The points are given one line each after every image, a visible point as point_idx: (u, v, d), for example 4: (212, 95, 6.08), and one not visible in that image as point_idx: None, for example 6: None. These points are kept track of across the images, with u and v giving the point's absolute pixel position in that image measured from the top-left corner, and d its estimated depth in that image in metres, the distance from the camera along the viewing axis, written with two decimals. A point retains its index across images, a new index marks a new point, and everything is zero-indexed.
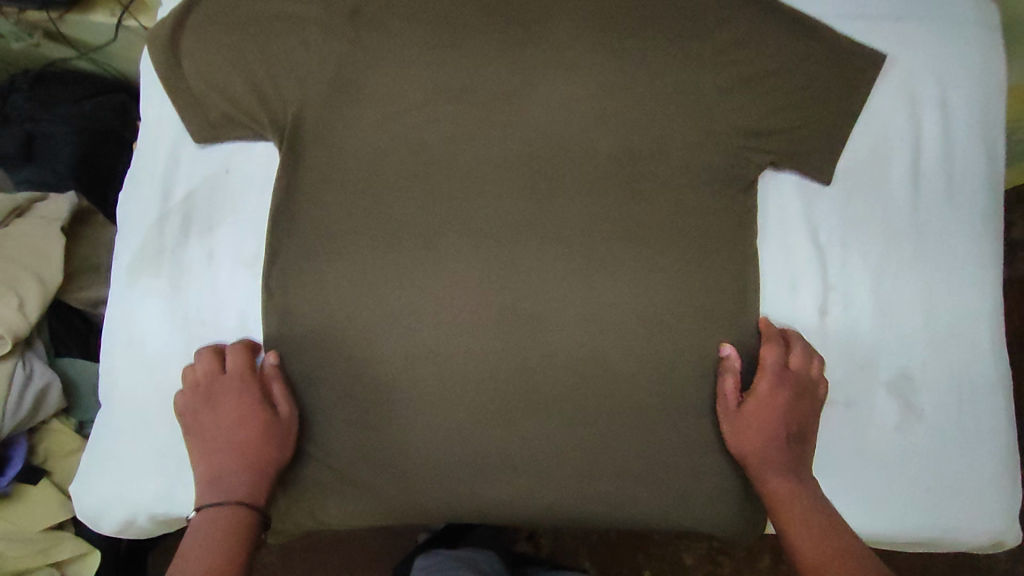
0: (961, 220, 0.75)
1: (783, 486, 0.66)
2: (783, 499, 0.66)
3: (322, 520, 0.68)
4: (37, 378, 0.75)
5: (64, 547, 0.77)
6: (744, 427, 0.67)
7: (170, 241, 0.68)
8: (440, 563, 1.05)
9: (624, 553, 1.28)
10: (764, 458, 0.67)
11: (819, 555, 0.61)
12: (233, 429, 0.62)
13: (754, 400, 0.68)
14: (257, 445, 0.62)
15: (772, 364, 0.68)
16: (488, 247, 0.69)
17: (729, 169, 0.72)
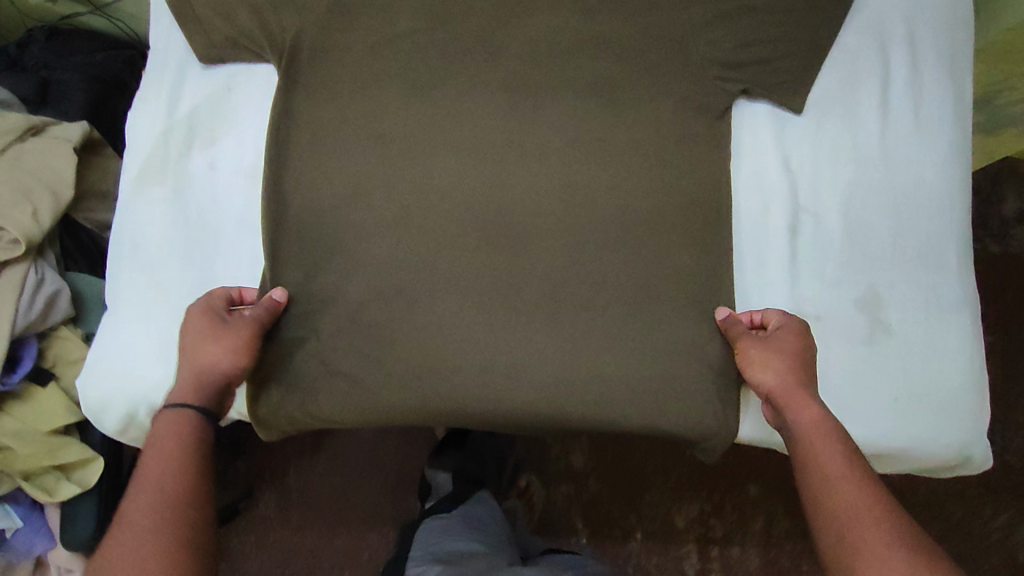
0: (934, 146, 0.77)
1: (811, 421, 0.65)
2: (811, 433, 0.64)
3: (313, 416, 0.72)
4: (49, 281, 0.74)
5: (70, 451, 0.76)
6: (777, 363, 0.68)
7: (175, 153, 0.74)
8: (447, 527, 1.08)
9: (616, 514, 1.28)
10: (790, 393, 0.67)
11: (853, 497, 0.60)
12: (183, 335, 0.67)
13: (786, 340, 0.69)
14: (195, 343, 0.65)
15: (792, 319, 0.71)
16: (475, 168, 0.74)
17: (706, 96, 0.75)
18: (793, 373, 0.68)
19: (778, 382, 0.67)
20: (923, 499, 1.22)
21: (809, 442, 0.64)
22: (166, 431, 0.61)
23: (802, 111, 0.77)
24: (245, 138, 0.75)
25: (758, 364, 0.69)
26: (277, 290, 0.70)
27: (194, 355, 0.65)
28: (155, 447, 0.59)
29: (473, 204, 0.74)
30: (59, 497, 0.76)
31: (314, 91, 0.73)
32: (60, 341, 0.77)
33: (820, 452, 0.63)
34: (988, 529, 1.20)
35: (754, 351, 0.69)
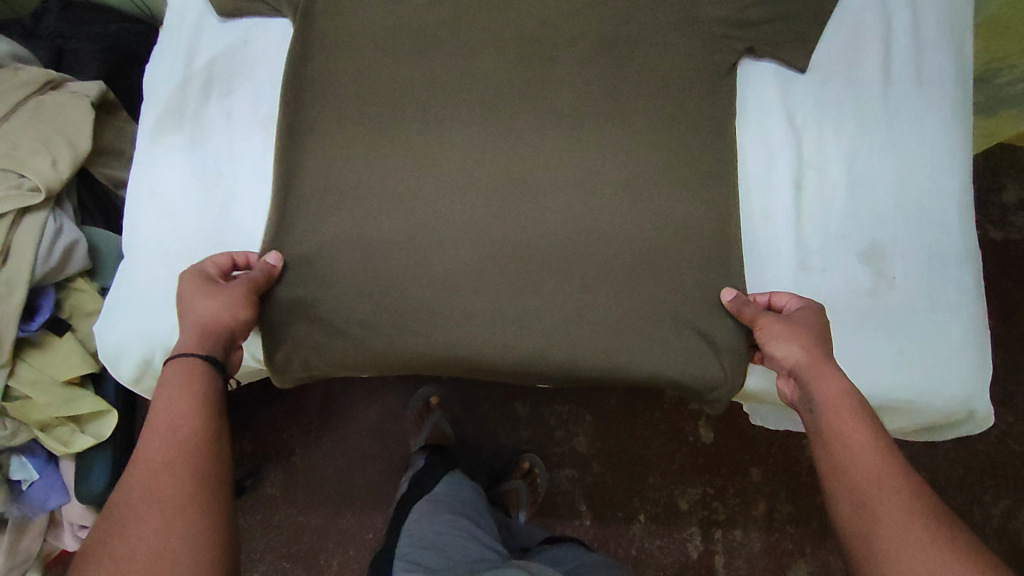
0: (934, 106, 0.78)
1: (838, 397, 0.62)
2: (838, 408, 0.61)
3: (321, 363, 0.74)
4: (67, 231, 0.78)
5: (84, 404, 0.79)
6: (798, 337, 0.65)
7: (193, 101, 0.77)
8: (433, 511, 1.00)
9: (619, 495, 1.27)
10: (818, 367, 0.63)
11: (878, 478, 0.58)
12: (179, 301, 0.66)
13: (808, 317, 0.67)
14: (192, 300, 0.65)
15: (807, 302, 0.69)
16: (484, 128, 0.76)
17: (710, 55, 0.77)
18: (817, 346, 0.65)
19: (802, 356, 0.64)
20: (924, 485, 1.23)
21: (837, 414, 0.61)
22: (174, 384, 0.60)
23: (806, 70, 0.79)
24: (259, 88, 0.78)
25: (781, 337, 0.66)
26: (272, 254, 0.72)
27: (192, 309, 0.64)
28: (162, 405, 0.58)
29: (483, 164, 0.75)
30: (75, 448, 0.80)
31: (331, 51, 0.77)
32: (76, 293, 0.81)
33: (850, 425, 0.60)
34: (988, 515, 1.22)
35: (774, 325, 0.66)
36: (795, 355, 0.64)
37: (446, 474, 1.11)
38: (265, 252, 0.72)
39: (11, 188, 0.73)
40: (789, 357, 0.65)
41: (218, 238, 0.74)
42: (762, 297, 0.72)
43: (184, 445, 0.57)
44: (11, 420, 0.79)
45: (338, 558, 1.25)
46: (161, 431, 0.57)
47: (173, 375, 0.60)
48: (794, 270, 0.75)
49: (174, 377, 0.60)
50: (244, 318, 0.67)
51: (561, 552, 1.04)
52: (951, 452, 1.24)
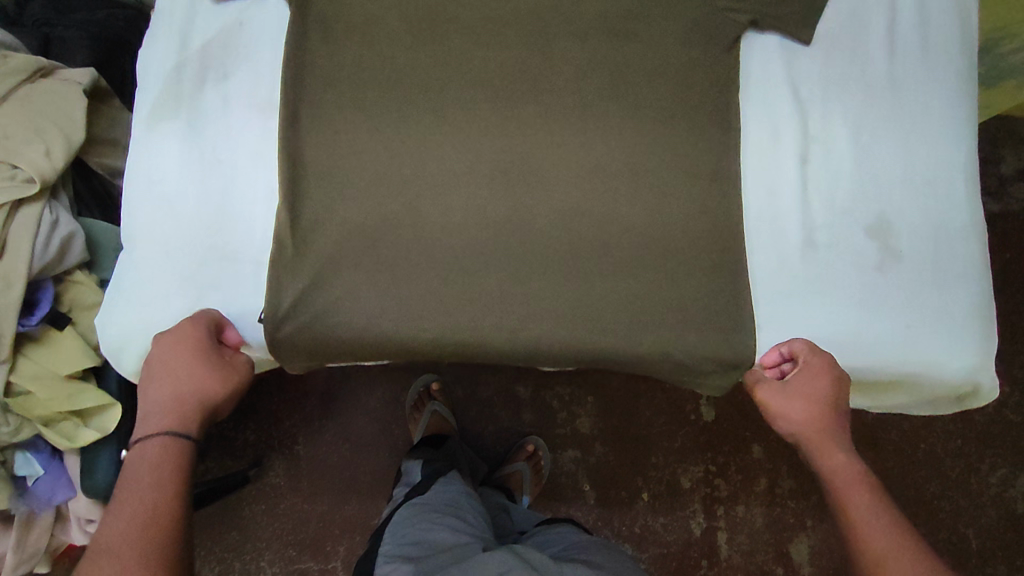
0: (936, 78, 0.77)
1: (843, 465, 0.68)
2: (842, 477, 0.68)
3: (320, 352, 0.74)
4: (63, 223, 0.76)
5: (86, 399, 0.77)
6: (806, 408, 0.69)
7: (188, 87, 0.75)
8: (415, 514, 0.96)
9: (623, 474, 1.28)
10: (820, 439, 0.70)
11: (881, 545, 0.62)
12: (156, 365, 0.66)
13: (808, 384, 0.69)
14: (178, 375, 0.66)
15: (815, 360, 0.69)
16: (488, 105, 0.75)
17: (714, 29, 0.76)
18: (819, 419, 0.69)
19: (807, 428, 0.70)
20: (923, 456, 1.24)
21: (841, 486, 0.67)
22: (149, 462, 0.63)
23: (811, 42, 0.77)
24: (254, 72, 0.76)
25: (782, 412, 0.71)
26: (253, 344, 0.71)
27: (177, 381, 0.66)
28: (131, 485, 0.61)
29: (488, 143, 0.74)
30: (80, 442, 0.77)
31: (327, 30, 0.75)
32: (74, 286, 0.79)
33: (853, 495, 0.66)
34: (986, 483, 1.23)
35: (776, 402, 0.71)
36: (801, 428, 0.70)
37: (438, 475, 1.07)
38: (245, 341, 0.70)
39: (4, 180, 0.72)
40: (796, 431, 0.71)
41: (219, 227, 0.72)
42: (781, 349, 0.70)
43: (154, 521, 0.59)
44: (15, 416, 0.77)
45: (345, 545, 1.26)
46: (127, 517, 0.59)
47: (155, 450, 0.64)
48: (801, 246, 0.74)
49: (152, 459, 0.63)
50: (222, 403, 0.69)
51: (548, 536, 1.04)
52: (950, 423, 1.25)
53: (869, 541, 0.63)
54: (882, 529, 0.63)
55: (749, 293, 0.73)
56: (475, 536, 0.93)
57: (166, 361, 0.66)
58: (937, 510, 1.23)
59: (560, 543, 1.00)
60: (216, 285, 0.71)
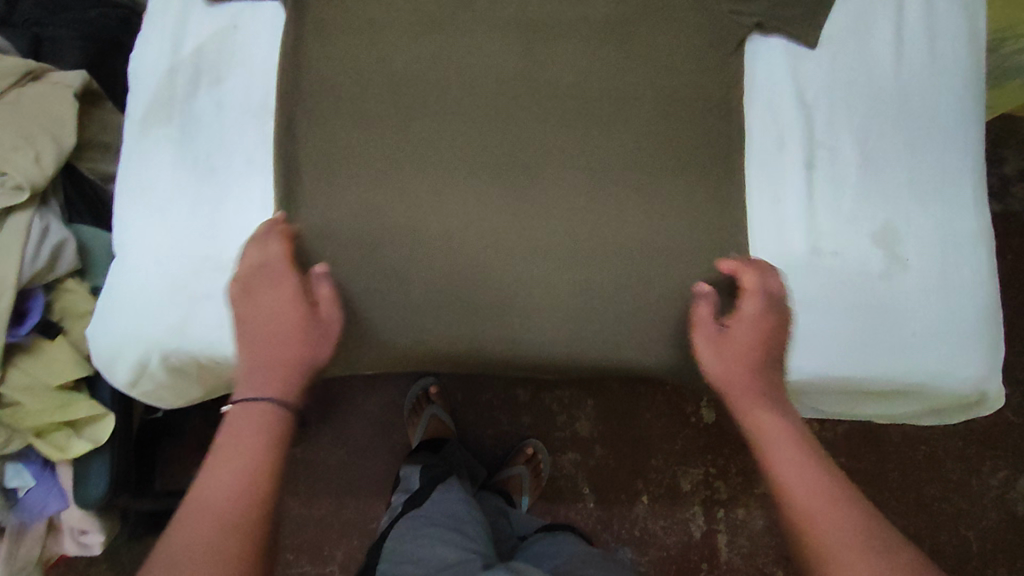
0: (943, 82, 0.76)
1: (768, 419, 0.68)
2: (766, 429, 0.67)
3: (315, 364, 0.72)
4: (54, 231, 0.75)
5: (80, 408, 0.75)
6: (734, 355, 0.70)
7: (181, 91, 0.73)
8: (414, 527, 0.95)
9: (623, 477, 1.27)
10: (743, 388, 0.70)
11: (803, 493, 0.63)
12: (242, 303, 0.66)
13: (743, 323, 0.69)
14: (264, 320, 0.67)
15: (758, 289, 0.68)
16: (488, 109, 0.73)
17: (719, 32, 0.75)
18: (746, 362, 0.69)
19: (733, 376, 0.70)
20: (924, 459, 1.23)
21: (765, 435, 0.67)
22: (245, 429, 0.63)
23: (816, 45, 0.76)
24: (249, 75, 0.74)
25: (712, 358, 0.71)
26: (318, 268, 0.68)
27: (266, 330, 0.67)
28: (225, 449, 0.62)
29: (488, 148, 0.73)
30: (73, 454, 0.76)
31: (323, 33, 0.73)
32: (64, 294, 0.78)
33: (778, 442, 0.67)
34: (987, 485, 1.22)
35: (708, 346, 0.70)
36: (727, 377, 0.70)
37: (438, 482, 1.05)
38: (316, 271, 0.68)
39: None
40: (720, 380, 0.71)
41: (213, 235, 0.71)
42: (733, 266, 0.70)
43: (244, 491, 0.60)
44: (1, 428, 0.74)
45: (343, 549, 1.25)
46: (217, 483, 0.60)
47: (252, 415, 0.64)
48: (806, 254, 0.73)
49: (243, 426, 0.63)
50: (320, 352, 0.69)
51: (547, 546, 1.03)
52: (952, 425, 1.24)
53: (794, 489, 0.63)
54: (806, 476, 0.64)
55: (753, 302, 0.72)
56: (474, 551, 0.92)
57: (253, 294, 0.66)
58: (937, 512, 1.22)
59: (559, 555, 0.99)
60: (208, 295, 0.69)
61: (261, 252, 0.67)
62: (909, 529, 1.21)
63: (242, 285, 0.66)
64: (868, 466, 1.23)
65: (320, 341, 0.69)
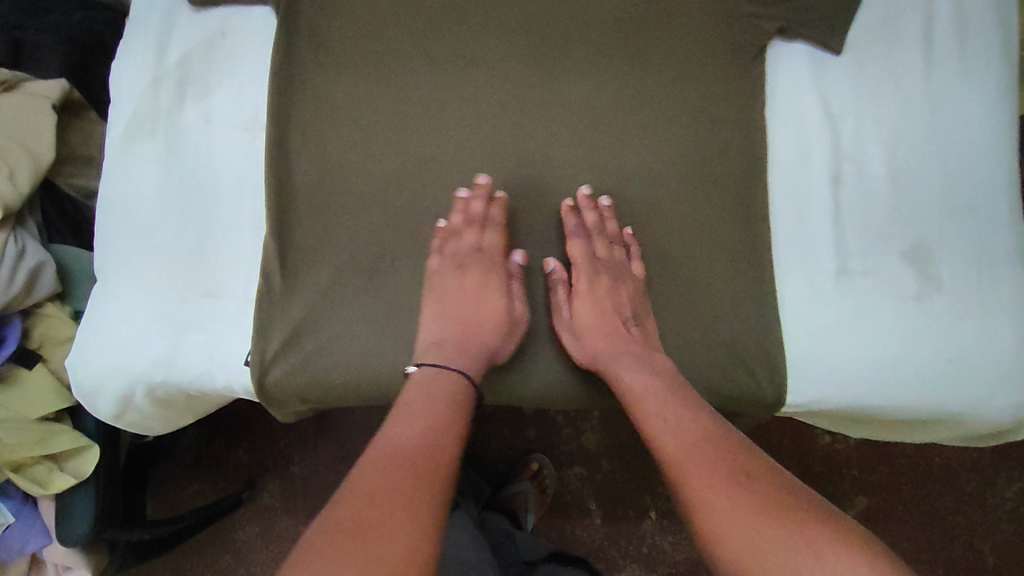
0: (977, 90, 0.71)
1: (636, 380, 0.62)
2: (637, 391, 0.62)
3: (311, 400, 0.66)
4: (31, 253, 0.70)
5: (63, 440, 0.71)
6: (591, 330, 0.66)
7: (166, 104, 0.69)
8: None
9: (630, 492, 1.22)
10: (606, 356, 0.65)
11: (680, 447, 0.56)
12: (439, 278, 0.66)
13: (590, 293, 0.68)
14: (451, 297, 0.66)
15: (581, 257, 0.68)
16: (494, 120, 0.69)
17: (740, 38, 0.70)
18: (601, 331, 0.66)
19: (596, 350, 0.66)
20: (938, 471, 1.16)
21: (636, 396, 0.62)
22: (426, 394, 0.58)
23: (842, 51, 0.71)
24: (239, 87, 0.69)
25: (573, 339, 0.67)
26: (518, 254, 0.69)
27: (457, 307, 0.66)
28: (408, 407, 0.57)
29: (494, 161, 0.69)
30: (54, 488, 0.71)
31: (319, 41, 0.69)
32: (45, 320, 0.74)
33: (648, 400, 0.61)
34: (1001, 498, 1.14)
35: (564, 328, 0.67)
36: (589, 354, 0.66)
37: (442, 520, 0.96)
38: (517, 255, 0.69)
39: None
40: (586, 359, 0.66)
41: (200, 260, 0.66)
42: (569, 227, 0.68)
43: (432, 447, 0.54)
44: None
45: None
46: (396, 434, 0.54)
47: (431, 385, 0.60)
48: (833, 274, 0.69)
49: (426, 391, 0.59)
50: (507, 345, 0.66)
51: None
52: None
53: (671, 446, 0.57)
54: (680, 431, 0.58)
55: (778, 327, 0.68)
56: None
57: (462, 268, 0.67)
58: (952, 526, 1.14)
59: None
60: (196, 324, 0.65)
61: (478, 232, 0.67)
62: (922, 544, 1.14)
63: (440, 261, 0.67)
64: (880, 477, 1.16)
65: (513, 335, 0.66)
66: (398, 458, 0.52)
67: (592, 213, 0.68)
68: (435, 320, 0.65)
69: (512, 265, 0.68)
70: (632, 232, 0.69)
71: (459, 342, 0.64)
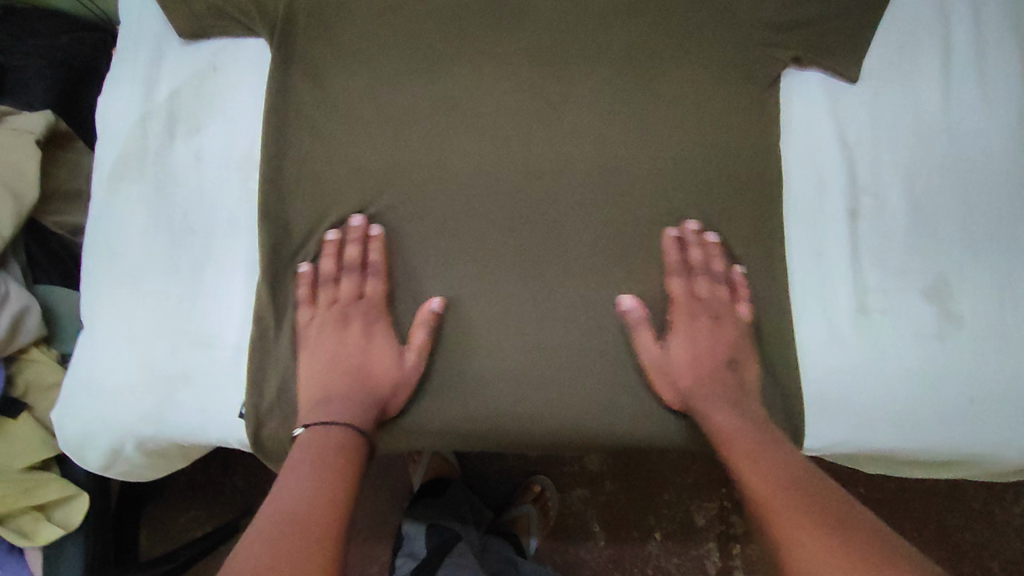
0: (997, 119, 0.69)
1: (726, 422, 0.60)
2: (728, 433, 0.60)
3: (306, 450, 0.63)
4: (15, 298, 0.68)
5: (48, 490, 0.68)
6: (687, 370, 0.63)
7: (155, 142, 0.66)
8: None
9: (633, 510, 1.10)
10: (697, 395, 0.63)
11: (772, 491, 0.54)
12: (318, 331, 0.63)
13: (691, 333, 0.65)
14: (336, 349, 0.62)
15: (684, 297, 0.65)
16: (494, 153, 0.66)
17: (751, 67, 0.67)
18: (700, 373, 0.63)
19: (692, 389, 0.63)
20: (947, 489, 1.06)
21: (725, 435, 0.60)
22: (318, 450, 0.56)
23: (857, 80, 0.69)
24: (232, 123, 0.67)
25: (662, 378, 0.63)
26: (433, 301, 0.63)
27: (347, 358, 0.62)
28: (299, 467, 0.55)
29: (496, 196, 0.66)
30: (40, 540, 0.68)
31: (314, 73, 0.66)
32: (32, 365, 0.72)
33: (740, 441, 0.59)
34: (1010, 514, 1.05)
35: (653, 367, 0.62)
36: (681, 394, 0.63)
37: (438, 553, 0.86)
38: (428, 300, 0.63)
39: None
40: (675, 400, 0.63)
41: (192, 305, 0.63)
42: (674, 261, 0.65)
43: (320, 506, 0.51)
44: None
45: None
46: (284, 497, 0.52)
47: (325, 439, 0.57)
48: (851, 313, 0.66)
49: (319, 446, 0.56)
50: (396, 399, 0.62)
51: None
52: None
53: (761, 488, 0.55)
54: (774, 476, 0.56)
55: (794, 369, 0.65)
56: None
57: (343, 320, 0.63)
58: (959, 544, 1.04)
59: None
60: (188, 375, 0.62)
61: (357, 279, 0.64)
62: None
63: (314, 312, 0.63)
64: (885, 495, 1.06)
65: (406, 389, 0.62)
66: (285, 521, 0.50)
67: (698, 248, 0.66)
68: (318, 376, 0.61)
69: (421, 316, 0.63)
70: (741, 274, 0.67)
71: (336, 399, 0.60)
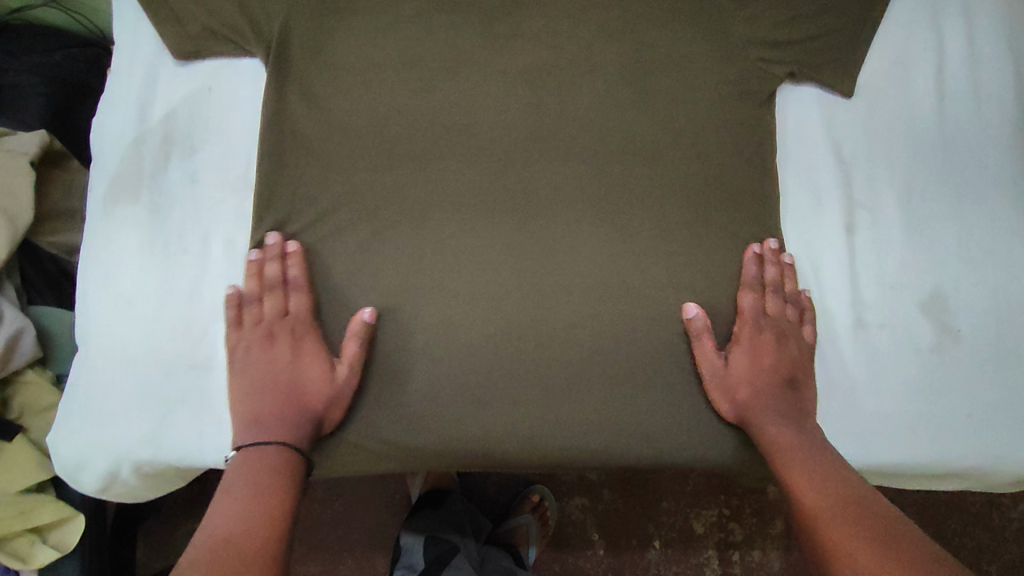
0: (991, 133, 0.69)
1: (784, 436, 0.60)
2: (784, 447, 0.59)
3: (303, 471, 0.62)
4: (9, 320, 0.69)
5: (44, 511, 0.68)
6: (747, 385, 0.63)
7: (150, 164, 0.66)
8: None
9: (632, 518, 1.09)
10: (757, 409, 0.62)
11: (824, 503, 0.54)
12: (244, 351, 0.62)
13: (760, 348, 0.64)
14: (260, 368, 0.61)
15: (753, 312, 0.65)
16: (490, 171, 0.66)
17: (746, 83, 0.67)
18: (763, 389, 0.63)
19: (751, 403, 0.62)
20: (946, 496, 1.05)
21: (778, 445, 0.59)
22: (253, 471, 0.56)
23: (851, 97, 0.69)
24: (227, 145, 0.67)
25: (721, 391, 0.63)
26: (365, 311, 0.62)
27: (274, 378, 0.61)
28: (233, 490, 0.54)
29: (491, 213, 0.66)
30: (35, 564, 0.68)
31: (309, 91, 0.66)
32: (28, 387, 0.72)
33: (792, 453, 0.58)
34: (1007, 518, 1.05)
35: (712, 381, 0.63)
36: (739, 408, 0.63)
37: None
38: (359, 310, 0.62)
39: None
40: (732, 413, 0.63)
41: (188, 328, 0.63)
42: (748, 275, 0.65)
43: (254, 528, 0.51)
44: None
45: None
46: (216, 523, 0.52)
47: (259, 460, 0.57)
48: (848, 329, 0.66)
49: (253, 468, 0.56)
50: (331, 415, 0.62)
51: None
52: None
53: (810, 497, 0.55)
54: (828, 489, 0.55)
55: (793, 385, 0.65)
56: None
57: (269, 339, 0.62)
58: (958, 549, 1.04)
59: None
60: (185, 398, 0.62)
61: (281, 296, 0.63)
62: None
63: (240, 333, 0.62)
64: None
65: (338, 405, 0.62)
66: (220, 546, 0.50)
67: (774, 267, 0.65)
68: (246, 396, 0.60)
69: (353, 330, 0.62)
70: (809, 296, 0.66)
71: (265, 420, 0.59)
